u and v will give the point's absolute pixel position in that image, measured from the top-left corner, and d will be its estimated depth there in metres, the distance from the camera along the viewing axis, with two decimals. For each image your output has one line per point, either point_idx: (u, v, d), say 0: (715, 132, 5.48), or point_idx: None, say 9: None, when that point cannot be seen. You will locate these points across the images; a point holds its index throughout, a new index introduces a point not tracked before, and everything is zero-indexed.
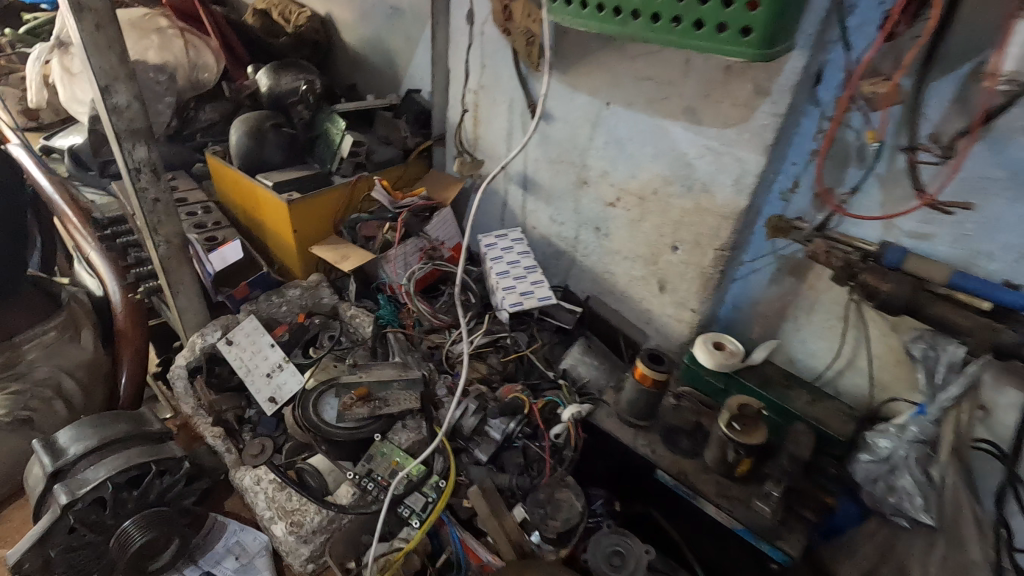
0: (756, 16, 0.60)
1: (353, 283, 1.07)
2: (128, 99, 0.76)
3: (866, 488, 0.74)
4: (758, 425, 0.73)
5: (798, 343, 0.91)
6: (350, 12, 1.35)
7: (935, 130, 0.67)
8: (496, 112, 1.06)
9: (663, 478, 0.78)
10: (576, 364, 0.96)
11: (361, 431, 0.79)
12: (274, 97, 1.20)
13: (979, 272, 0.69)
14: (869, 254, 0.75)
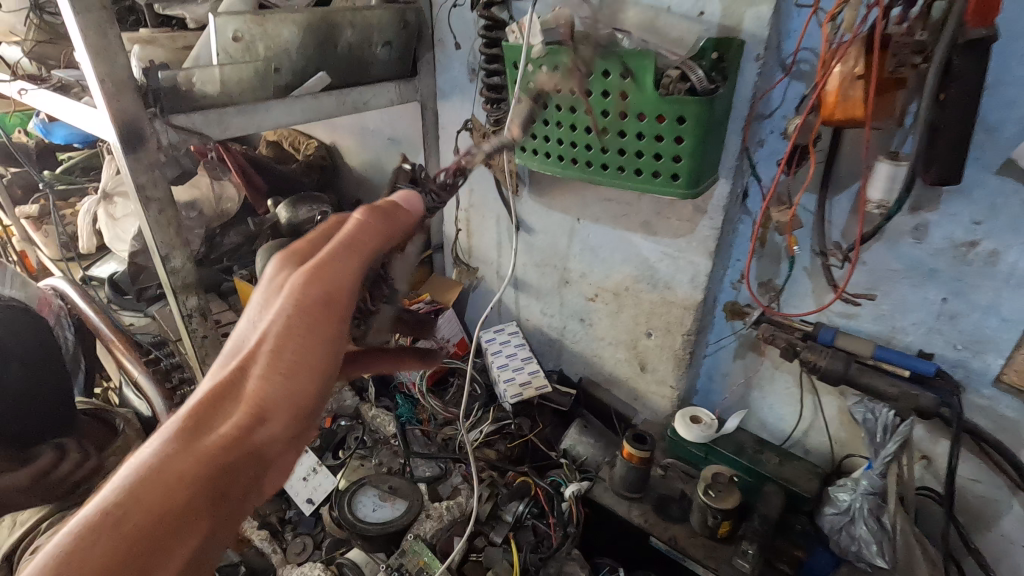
0: (682, 166, 0.77)
1: (374, 385, 1.21)
2: (183, 261, 0.91)
3: (833, 537, 0.85)
4: (730, 491, 0.85)
5: (766, 409, 1.03)
6: (352, 142, 1.56)
7: (841, 238, 0.82)
8: (485, 225, 1.23)
9: (657, 544, 0.89)
10: (574, 444, 1.07)
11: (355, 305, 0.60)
12: (292, 225, 1.35)
13: (898, 344, 0.84)
14: (807, 334, 0.88)
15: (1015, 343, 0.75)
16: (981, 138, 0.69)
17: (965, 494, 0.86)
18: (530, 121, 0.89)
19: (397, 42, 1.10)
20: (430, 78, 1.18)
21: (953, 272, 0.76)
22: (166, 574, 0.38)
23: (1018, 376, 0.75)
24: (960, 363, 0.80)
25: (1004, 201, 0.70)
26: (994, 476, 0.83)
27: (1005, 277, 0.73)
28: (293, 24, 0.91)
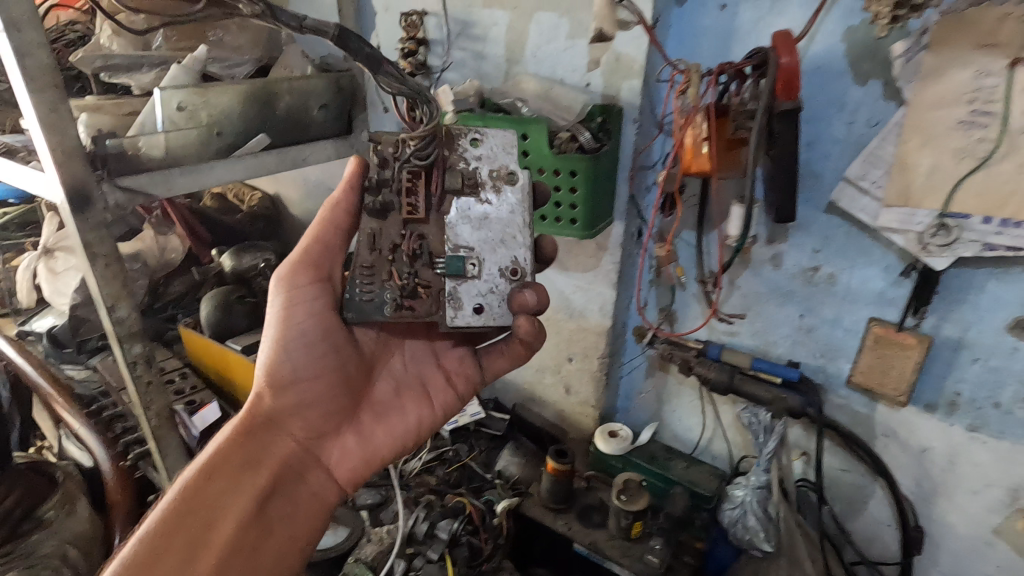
0: (578, 212, 0.90)
1: None
2: (128, 311, 0.95)
3: (731, 530, 0.96)
4: (640, 495, 0.96)
5: (676, 422, 1.15)
6: (296, 193, 1.65)
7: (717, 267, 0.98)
8: None
9: (579, 549, 0.98)
10: (507, 465, 1.17)
11: (383, 290, 0.70)
12: (237, 273, 1.44)
13: (772, 355, 0.99)
14: (698, 351, 1.02)
15: (858, 349, 0.90)
16: (810, 183, 0.85)
17: (839, 484, 1.00)
18: None
19: (333, 103, 1.21)
20: (364, 134, 1.30)
21: (806, 292, 0.92)
22: (212, 495, 0.65)
23: (863, 377, 0.90)
24: (820, 369, 0.95)
25: (833, 233, 0.86)
26: (859, 466, 0.97)
27: (843, 295, 0.89)
28: (232, 94, 1.02)
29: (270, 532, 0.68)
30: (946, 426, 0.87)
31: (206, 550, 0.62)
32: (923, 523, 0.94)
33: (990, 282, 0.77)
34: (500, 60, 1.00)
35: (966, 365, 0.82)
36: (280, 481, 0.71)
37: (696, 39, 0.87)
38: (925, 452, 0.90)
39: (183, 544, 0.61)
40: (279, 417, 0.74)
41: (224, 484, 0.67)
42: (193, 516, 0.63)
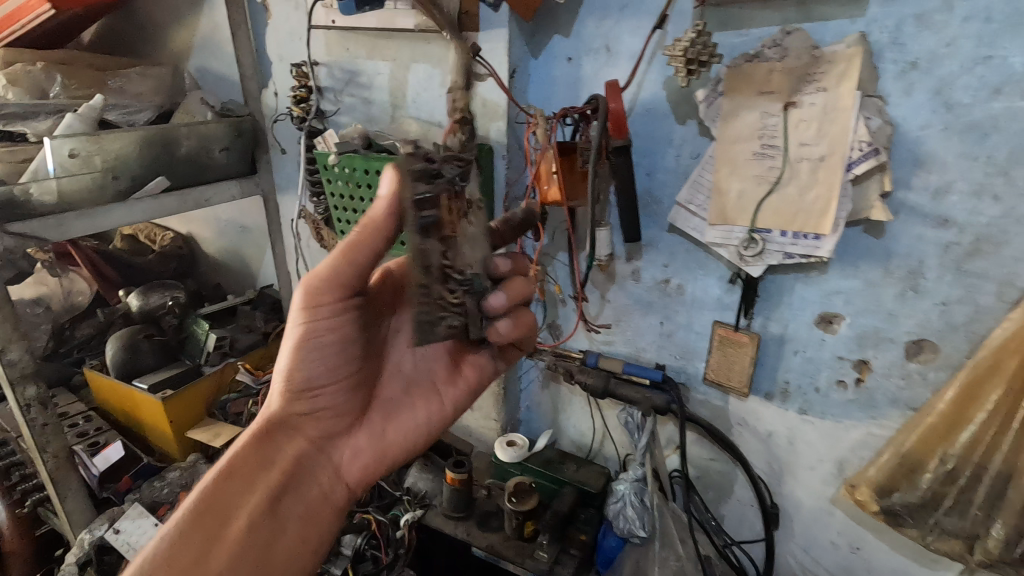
0: None
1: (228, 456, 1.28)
2: (20, 353, 0.97)
3: (615, 522, 1.05)
4: (529, 497, 1.04)
5: (571, 427, 1.25)
6: (208, 231, 1.68)
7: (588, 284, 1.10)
8: None
9: (478, 552, 1.04)
10: (416, 481, 1.19)
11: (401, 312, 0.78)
12: (144, 312, 1.43)
13: (642, 360, 1.10)
14: (580, 360, 1.12)
15: (708, 349, 1.03)
16: (654, 208, 0.99)
17: (710, 472, 1.12)
18: (342, 207, 1.09)
19: (234, 146, 1.27)
20: (269, 174, 1.36)
21: (662, 302, 1.04)
22: (225, 493, 0.71)
23: (714, 373, 1.03)
24: (682, 369, 1.07)
25: (677, 250, 0.99)
26: (723, 454, 1.09)
27: (691, 302, 1.02)
28: (128, 142, 1.07)
29: (284, 526, 0.72)
30: (783, 411, 1.00)
31: (216, 546, 0.67)
32: (777, 501, 1.07)
33: (797, 285, 0.91)
34: (386, 105, 1.10)
35: (789, 357, 0.96)
36: (294, 478, 0.75)
37: (549, 86, 1.00)
38: (770, 436, 1.03)
39: (199, 539, 0.67)
40: (299, 420, 0.78)
41: (240, 483, 0.72)
42: (206, 514, 0.69)
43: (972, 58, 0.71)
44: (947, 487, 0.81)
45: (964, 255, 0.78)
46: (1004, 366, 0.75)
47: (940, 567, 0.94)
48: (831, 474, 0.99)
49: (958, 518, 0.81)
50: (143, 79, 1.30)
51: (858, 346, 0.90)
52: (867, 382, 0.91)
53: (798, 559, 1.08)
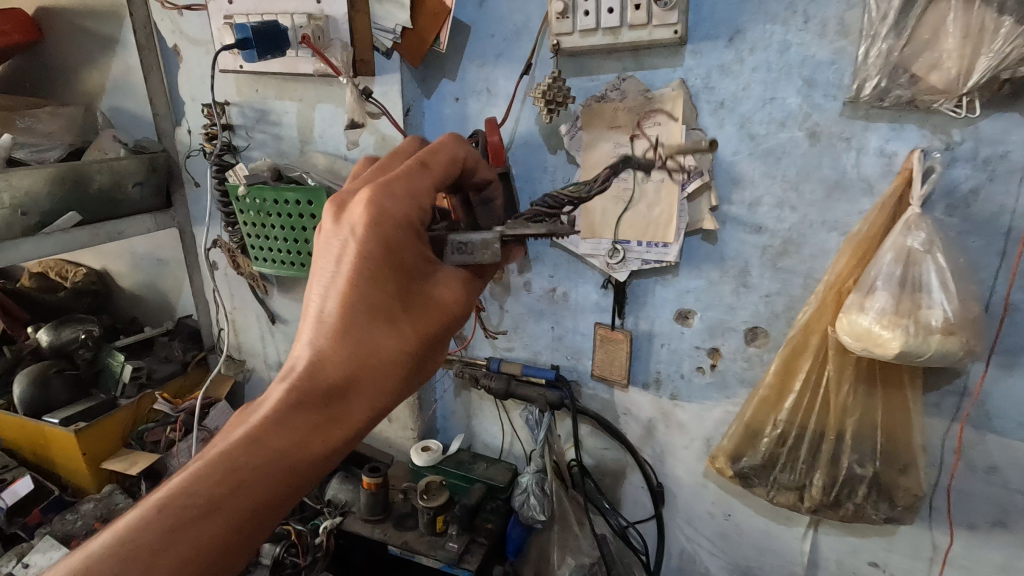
0: None
1: (146, 483, 1.30)
2: None
3: (520, 510, 1.15)
4: (439, 493, 1.14)
5: (483, 431, 1.35)
6: (123, 265, 1.69)
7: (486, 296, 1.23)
8: (248, 323, 1.45)
9: (394, 551, 1.11)
10: (337, 492, 1.25)
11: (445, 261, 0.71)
12: (55, 347, 1.42)
13: (539, 362, 1.23)
14: (485, 366, 1.24)
15: (593, 349, 1.17)
16: None
17: (604, 460, 1.24)
18: (256, 236, 1.17)
19: (148, 181, 1.33)
20: (185, 208, 1.42)
21: (551, 308, 1.18)
22: (295, 482, 0.60)
23: (600, 369, 1.17)
24: (573, 368, 1.21)
25: (559, 262, 1.14)
26: (614, 442, 1.22)
27: (575, 307, 1.16)
28: (37, 177, 1.11)
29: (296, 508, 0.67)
30: (658, 398, 1.15)
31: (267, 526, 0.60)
32: (662, 481, 1.21)
33: (657, 287, 1.08)
34: (295, 140, 1.20)
35: (658, 349, 1.11)
36: None
37: (442, 123, 1.14)
38: (650, 422, 1.17)
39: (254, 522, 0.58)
40: None
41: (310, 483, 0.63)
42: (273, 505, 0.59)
43: (763, 99, 0.90)
44: (779, 448, 0.98)
45: (777, 255, 0.96)
46: (810, 342, 0.93)
47: (792, 523, 1.11)
48: (701, 450, 1.14)
49: (790, 473, 0.97)
50: (54, 118, 1.32)
51: (709, 336, 1.06)
52: (719, 367, 1.07)
53: (684, 531, 1.22)
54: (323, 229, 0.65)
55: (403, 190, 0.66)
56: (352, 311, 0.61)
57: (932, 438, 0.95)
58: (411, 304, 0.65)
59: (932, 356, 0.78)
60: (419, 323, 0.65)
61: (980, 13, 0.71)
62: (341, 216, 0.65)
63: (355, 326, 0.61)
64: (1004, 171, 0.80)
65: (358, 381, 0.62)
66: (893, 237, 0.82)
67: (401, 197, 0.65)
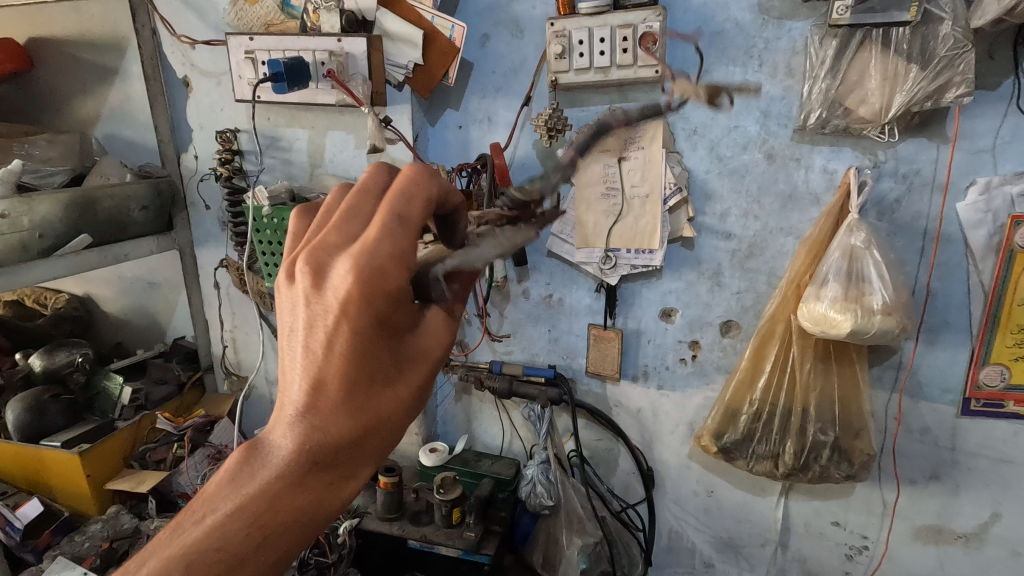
0: None
1: (153, 502, 1.31)
2: None
3: (527, 500, 1.26)
4: (454, 487, 1.21)
5: (483, 432, 1.44)
6: (109, 290, 1.69)
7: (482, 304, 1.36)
8: (249, 340, 1.50)
9: (414, 544, 1.18)
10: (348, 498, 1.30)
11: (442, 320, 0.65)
12: (49, 371, 1.41)
13: (537, 363, 1.35)
14: (487, 370, 1.34)
15: (586, 347, 1.30)
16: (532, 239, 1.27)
17: (598, 451, 1.37)
18: (271, 254, 1.23)
19: (153, 206, 1.36)
20: (186, 230, 1.46)
21: (548, 313, 1.31)
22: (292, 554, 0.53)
23: (593, 366, 1.30)
24: (568, 367, 1.33)
25: (554, 271, 1.28)
26: (607, 433, 1.35)
27: (569, 310, 1.29)
28: (53, 203, 1.14)
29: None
30: (646, 389, 1.29)
31: None
32: (651, 465, 1.34)
33: (643, 289, 1.23)
34: (305, 164, 1.29)
35: (645, 345, 1.26)
36: None
37: (445, 148, 1.26)
38: (640, 411, 1.31)
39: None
40: None
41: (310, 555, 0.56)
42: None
43: (728, 127, 1.08)
44: (756, 423, 1.13)
45: (744, 257, 1.13)
46: (777, 329, 1.10)
47: (767, 493, 1.26)
48: (686, 434, 1.28)
49: (767, 444, 1.12)
50: (52, 145, 1.36)
51: (689, 331, 1.22)
52: (699, 357, 1.22)
53: (673, 512, 1.35)
54: (300, 295, 0.52)
55: (390, 246, 0.53)
56: (347, 383, 0.52)
57: (878, 407, 1.13)
58: (402, 361, 0.56)
59: (876, 333, 0.96)
60: (419, 381, 0.57)
61: (893, 60, 0.91)
62: (320, 283, 0.52)
63: (351, 400, 0.52)
64: (919, 183, 1.00)
65: (358, 453, 0.54)
66: (839, 237, 1.00)
67: (389, 256, 0.52)
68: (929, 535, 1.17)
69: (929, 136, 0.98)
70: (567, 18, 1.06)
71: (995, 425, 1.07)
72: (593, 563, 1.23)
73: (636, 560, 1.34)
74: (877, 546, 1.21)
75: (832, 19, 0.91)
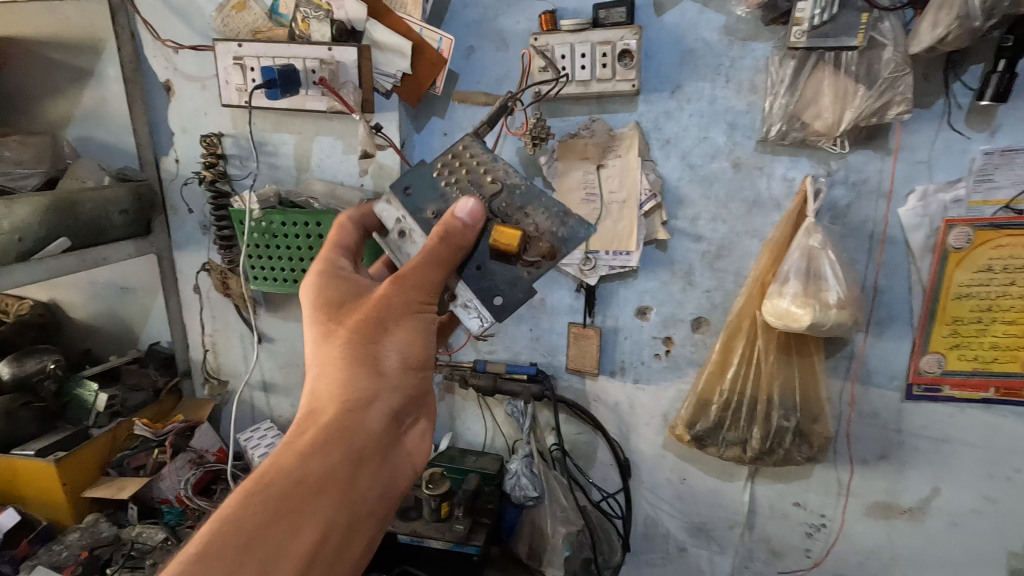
0: None
1: (134, 508, 1.30)
2: None
3: (513, 493, 1.31)
4: (442, 482, 1.25)
5: (467, 430, 1.48)
6: (77, 295, 1.64)
7: None
8: (230, 344, 1.50)
9: (404, 539, 1.21)
10: None
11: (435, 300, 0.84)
12: (18, 380, 1.36)
13: (519, 361, 1.41)
14: (471, 368, 1.39)
15: (566, 345, 1.37)
16: None
17: (578, 444, 1.44)
18: (258, 257, 1.24)
19: (132, 209, 1.35)
20: (164, 234, 1.45)
21: (529, 313, 1.37)
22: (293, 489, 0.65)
23: (574, 363, 1.37)
24: (549, 364, 1.40)
25: None
26: (586, 426, 1.42)
27: (550, 310, 1.36)
28: (33, 204, 1.13)
29: (355, 526, 0.68)
30: (623, 383, 1.36)
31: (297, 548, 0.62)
32: (628, 457, 1.41)
33: (620, 289, 1.30)
34: (291, 169, 1.31)
35: (622, 341, 1.34)
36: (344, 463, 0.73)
37: (431, 154, 1.30)
38: (617, 405, 1.38)
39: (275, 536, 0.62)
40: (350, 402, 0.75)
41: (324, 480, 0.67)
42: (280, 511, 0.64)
43: (699, 137, 1.17)
44: (725, 412, 1.22)
45: (714, 258, 1.23)
46: (743, 325, 1.19)
47: (735, 478, 1.35)
48: (660, 425, 1.36)
49: (735, 431, 1.21)
50: (23, 147, 1.33)
51: (663, 327, 1.30)
52: (673, 352, 1.31)
53: (648, 499, 1.43)
54: None
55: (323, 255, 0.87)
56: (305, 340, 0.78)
57: (833, 394, 1.24)
58: (344, 315, 0.77)
59: (831, 325, 1.06)
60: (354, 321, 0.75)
61: (844, 80, 1.01)
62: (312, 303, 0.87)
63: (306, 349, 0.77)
64: (867, 190, 1.12)
65: (325, 392, 0.73)
66: (799, 239, 1.10)
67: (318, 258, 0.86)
68: (879, 511, 1.28)
69: (874, 148, 1.09)
70: (551, 34, 1.12)
71: (934, 408, 1.19)
72: (575, 550, 1.30)
73: (615, 546, 1.41)
74: (834, 523, 1.32)
75: (790, 42, 1.00)
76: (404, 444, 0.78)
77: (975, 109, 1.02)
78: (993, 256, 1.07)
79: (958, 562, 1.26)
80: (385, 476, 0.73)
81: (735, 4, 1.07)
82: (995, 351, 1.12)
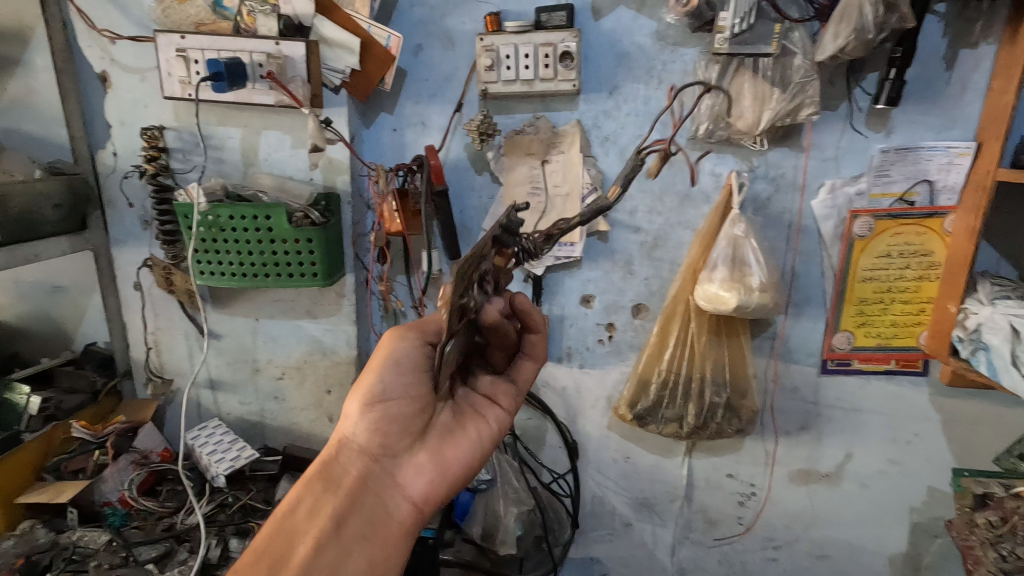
0: (318, 267, 1.23)
1: (74, 512, 1.27)
2: None
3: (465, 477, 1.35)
4: None
5: None
6: None
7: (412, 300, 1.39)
8: (174, 342, 1.48)
9: None
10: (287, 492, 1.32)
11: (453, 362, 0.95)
12: None
13: None
14: None
15: None
16: (464, 237, 1.37)
17: (527, 429, 1.50)
18: (205, 251, 1.23)
19: (66, 205, 1.31)
20: (101, 230, 1.41)
21: None
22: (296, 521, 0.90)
23: None
24: None
25: None
26: (535, 411, 1.48)
27: None
28: None
29: (345, 542, 0.89)
30: (569, 368, 1.43)
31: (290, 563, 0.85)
32: (576, 439, 1.48)
33: (565, 278, 1.37)
34: (238, 163, 1.31)
35: (568, 329, 1.41)
36: (352, 502, 0.92)
37: (381, 149, 1.33)
38: (564, 389, 1.45)
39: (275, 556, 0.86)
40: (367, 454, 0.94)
41: (315, 509, 0.91)
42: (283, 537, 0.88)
43: (635, 135, 1.25)
44: (664, 391, 1.30)
45: (651, 248, 1.31)
46: (678, 309, 1.28)
47: (674, 454, 1.45)
48: (604, 407, 1.45)
49: (673, 408, 1.30)
50: None
51: (606, 314, 1.38)
52: (615, 337, 1.39)
53: (595, 478, 1.51)
54: None
55: None
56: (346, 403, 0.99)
57: (759, 371, 1.36)
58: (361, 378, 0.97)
59: (755, 307, 1.16)
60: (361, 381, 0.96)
61: (761, 83, 1.12)
62: None
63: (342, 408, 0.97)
64: (784, 184, 1.23)
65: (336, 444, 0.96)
66: (725, 228, 1.20)
67: None
68: (801, 477, 1.41)
69: (790, 146, 1.21)
70: (496, 35, 1.18)
71: (845, 381, 1.33)
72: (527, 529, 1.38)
73: (564, 523, 1.50)
74: (763, 491, 1.44)
75: (714, 48, 1.10)
76: (399, 486, 0.94)
77: (872, 112, 1.16)
78: (891, 243, 1.21)
79: (869, 519, 1.41)
80: (371, 504, 0.92)
81: (665, 12, 1.16)
82: (895, 327, 1.26)
